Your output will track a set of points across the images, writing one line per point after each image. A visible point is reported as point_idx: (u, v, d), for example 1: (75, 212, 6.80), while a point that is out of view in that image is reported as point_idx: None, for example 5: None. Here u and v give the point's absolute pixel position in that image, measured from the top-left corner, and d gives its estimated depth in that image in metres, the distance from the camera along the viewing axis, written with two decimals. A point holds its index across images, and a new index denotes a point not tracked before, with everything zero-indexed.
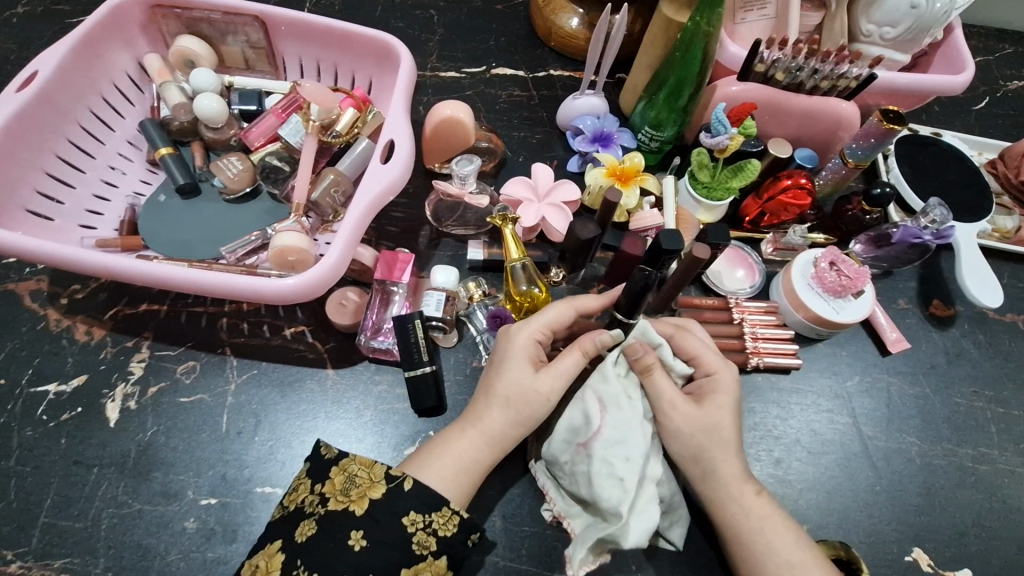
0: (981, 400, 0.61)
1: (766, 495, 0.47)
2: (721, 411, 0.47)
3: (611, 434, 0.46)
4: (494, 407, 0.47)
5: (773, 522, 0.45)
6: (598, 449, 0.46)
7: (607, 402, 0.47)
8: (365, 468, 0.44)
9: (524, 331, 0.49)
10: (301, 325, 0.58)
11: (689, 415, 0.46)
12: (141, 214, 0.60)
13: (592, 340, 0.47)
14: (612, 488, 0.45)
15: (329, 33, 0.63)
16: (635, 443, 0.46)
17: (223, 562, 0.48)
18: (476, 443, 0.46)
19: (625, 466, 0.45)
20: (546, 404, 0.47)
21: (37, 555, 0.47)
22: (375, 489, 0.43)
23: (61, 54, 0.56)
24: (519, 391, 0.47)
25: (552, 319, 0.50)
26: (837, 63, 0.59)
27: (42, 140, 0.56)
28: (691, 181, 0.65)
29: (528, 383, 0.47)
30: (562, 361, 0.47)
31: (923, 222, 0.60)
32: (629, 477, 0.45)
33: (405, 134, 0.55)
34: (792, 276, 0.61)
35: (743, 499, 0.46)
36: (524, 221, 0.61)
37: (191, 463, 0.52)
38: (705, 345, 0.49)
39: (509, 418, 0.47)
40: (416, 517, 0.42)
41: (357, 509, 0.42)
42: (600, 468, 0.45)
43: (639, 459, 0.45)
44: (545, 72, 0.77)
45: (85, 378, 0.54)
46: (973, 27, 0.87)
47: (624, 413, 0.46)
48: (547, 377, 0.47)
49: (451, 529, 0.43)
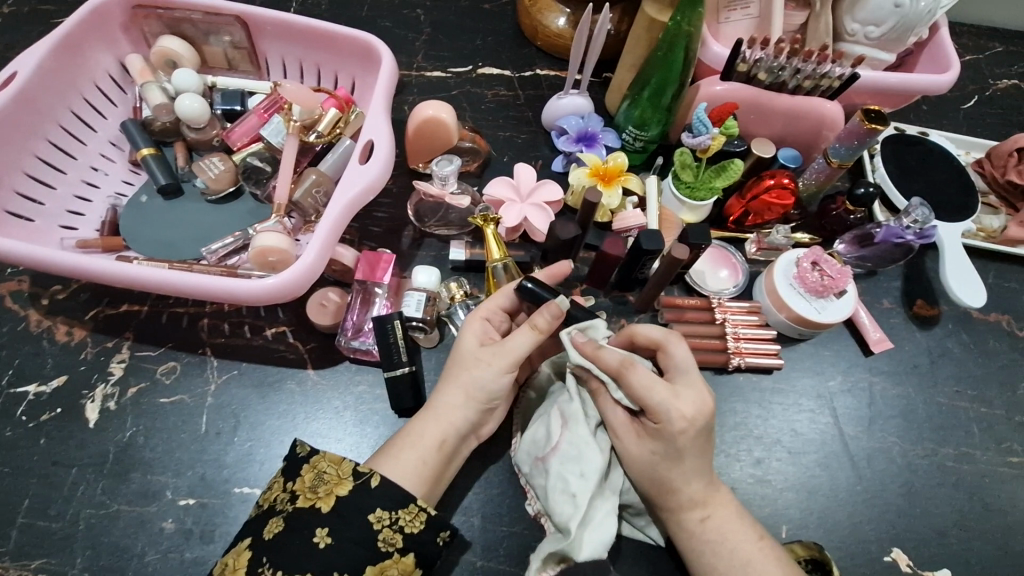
0: (964, 400, 0.61)
1: (716, 521, 0.46)
2: (657, 455, 0.45)
3: (568, 451, 0.48)
4: (444, 381, 0.49)
5: (721, 546, 0.45)
6: (554, 464, 0.48)
7: (567, 418, 0.49)
8: (334, 465, 0.44)
9: (476, 312, 0.51)
10: (283, 325, 0.58)
11: (627, 449, 0.47)
12: (124, 214, 0.61)
13: (543, 316, 0.46)
14: (564, 503, 0.46)
15: (311, 33, 0.63)
16: (590, 459, 0.47)
17: (200, 563, 0.48)
18: (429, 419, 0.47)
19: (578, 481, 0.46)
20: (489, 370, 0.48)
21: (15, 555, 0.48)
22: (342, 486, 0.43)
23: (40, 55, 0.56)
24: (461, 359, 0.49)
25: (498, 297, 0.51)
26: (819, 63, 0.59)
27: (21, 141, 0.56)
28: (675, 181, 0.64)
29: (470, 352, 0.48)
30: (513, 339, 0.48)
31: (905, 222, 0.60)
32: (580, 492, 0.46)
33: (385, 133, 0.55)
34: (774, 276, 0.61)
35: (688, 525, 0.46)
36: (506, 221, 0.61)
37: (170, 463, 0.52)
38: (651, 385, 0.44)
39: (455, 389, 0.48)
40: (382, 514, 0.42)
41: (323, 506, 0.42)
42: (556, 483, 0.47)
43: (592, 476, 0.46)
44: (531, 72, 0.77)
45: (66, 379, 0.55)
46: (963, 26, 0.87)
47: (580, 431, 0.48)
48: (492, 348, 0.48)
49: (417, 526, 0.43)
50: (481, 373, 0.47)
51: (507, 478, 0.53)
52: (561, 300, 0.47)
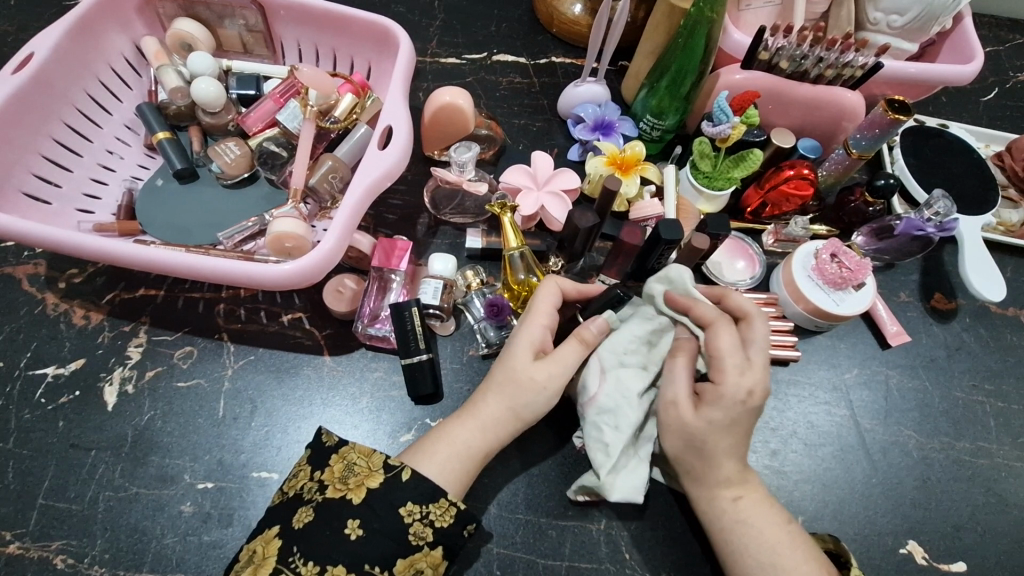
0: (981, 394, 0.60)
1: (750, 499, 0.46)
2: (711, 425, 0.45)
3: (604, 403, 0.49)
4: (490, 391, 0.48)
5: (749, 529, 0.45)
6: (590, 413, 0.50)
7: (607, 372, 0.50)
8: (364, 457, 0.45)
9: (534, 320, 0.49)
10: (298, 311, 0.58)
11: (683, 419, 0.46)
12: (139, 199, 0.60)
13: (588, 327, 0.49)
14: (596, 451, 0.49)
15: (328, 17, 0.63)
16: (626, 415, 0.49)
17: (218, 546, 0.48)
18: (469, 423, 0.47)
19: (611, 434, 0.49)
20: (541, 393, 0.47)
21: (35, 536, 0.48)
22: (373, 479, 0.43)
23: (57, 36, 0.56)
24: (513, 378, 0.47)
25: (551, 300, 0.50)
26: (843, 51, 0.58)
27: (37, 123, 0.55)
28: (692, 170, 0.64)
29: (523, 371, 0.47)
30: (562, 352, 0.48)
31: (927, 214, 0.59)
32: (614, 444, 0.48)
33: (403, 120, 0.55)
34: (792, 267, 0.60)
35: (718, 504, 0.46)
36: (523, 210, 0.61)
37: (188, 448, 0.52)
38: (733, 348, 0.46)
39: (503, 408, 0.47)
40: (413, 508, 0.43)
41: (354, 497, 0.42)
42: (591, 434, 0.49)
43: (626, 430, 0.48)
44: (546, 59, 0.76)
45: (83, 362, 0.55)
46: (983, 17, 0.86)
47: (624, 382, 0.50)
48: (544, 363, 0.47)
49: (447, 519, 0.43)
50: (533, 397, 0.47)
51: (522, 467, 0.53)
52: (608, 317, 0.50)
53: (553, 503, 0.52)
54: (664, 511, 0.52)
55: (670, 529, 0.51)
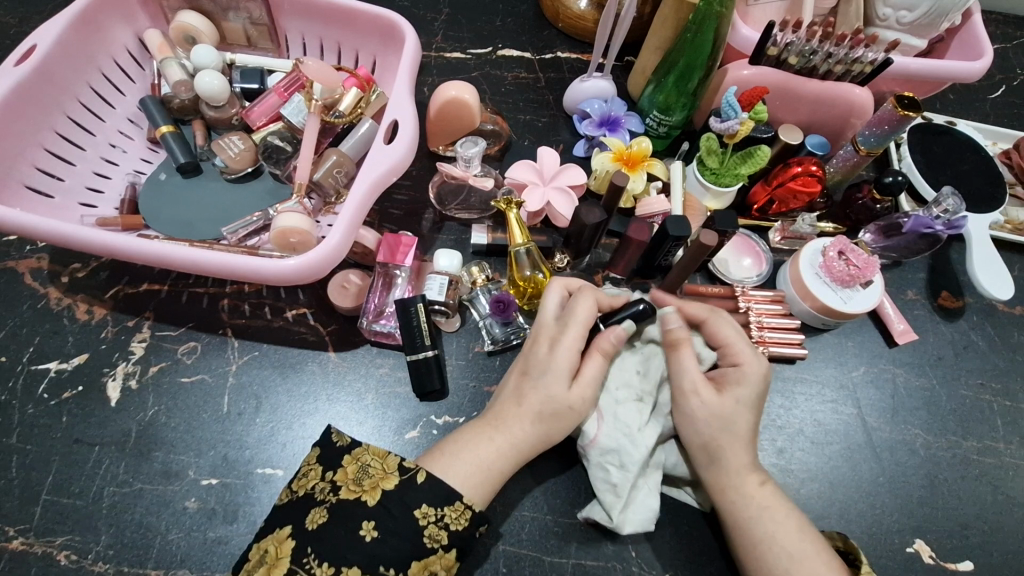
0: (988, 393, 0.60)
1: (772, 486, 0.47)
2: (738, 404, 0.48)
3: (606, 442, 0.50)
4: (523, 412, 0.48)
5: (775, 513, 0.46)
6: (592, 455, 0.50)
7: (604, 413, 0.51)
8: (378, 459, 0.45)
9: (566, 338, 0.49)
10: (303, 307, 0.58)
11: (710, 403, 0.48)
12: (141, 192, 0.60)
13: (610, 339, 0.49)
14: (604, 492, 0.49)
15: (333, 11, 0.62)
16: (630, 452, 0.49)
17: (223, 543, 0.48)
18: (497, 434, 0.47)
19: (617, 473, 0.49)
20: (577, 417, 0.48)
21: (39, 532, 0.47)
22: (388, 481, 0.43)
23: (60, 28, 0.55)
24: (555, 404, 0.47)
25: (580, 318, 0.49)
26: (852, 47, 0.58)
27: (40, 116, 0.55)
28: (699, 167, 0.63)
29: (563, 397, 0.47)
30: (589, 370, 0.48)
31: (935, 212, 0.58)
32: (621, 483, 0.48)
33: (409, 113, 0.54)
34: (800, 265, 0.60)
35: (747, 489, 0.47)
36: (529, 205, 0.61)
37: (192, 443, 0.52)
38: (734, 336, 0.51)
39: (536, 428, 0.47)
40: (428, 511, 0.42)
41: (369, 499, 0.42)
42: (596, 474, 0.50)
43: (632, 468, 0.49)
44: (552, 54, 0.76)
45: (86, 357, 0.54)
46: (992, 13, 0.85)
47: (621, 420, 0.51)
48: (579, 386, 0.48)
49: (462, 523, 0.43)
50: (570, 421, 0.48)
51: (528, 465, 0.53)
52: (625, 325, 0.50)
53: (558, 500, 0.52)
54: (670, 509, 0.52)
55: (677, 526, 0.51)
